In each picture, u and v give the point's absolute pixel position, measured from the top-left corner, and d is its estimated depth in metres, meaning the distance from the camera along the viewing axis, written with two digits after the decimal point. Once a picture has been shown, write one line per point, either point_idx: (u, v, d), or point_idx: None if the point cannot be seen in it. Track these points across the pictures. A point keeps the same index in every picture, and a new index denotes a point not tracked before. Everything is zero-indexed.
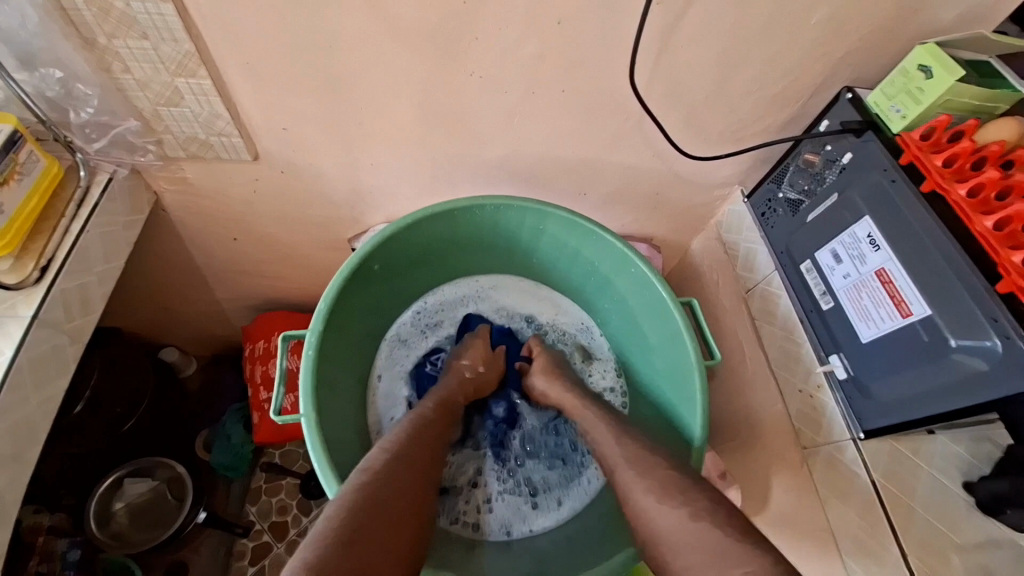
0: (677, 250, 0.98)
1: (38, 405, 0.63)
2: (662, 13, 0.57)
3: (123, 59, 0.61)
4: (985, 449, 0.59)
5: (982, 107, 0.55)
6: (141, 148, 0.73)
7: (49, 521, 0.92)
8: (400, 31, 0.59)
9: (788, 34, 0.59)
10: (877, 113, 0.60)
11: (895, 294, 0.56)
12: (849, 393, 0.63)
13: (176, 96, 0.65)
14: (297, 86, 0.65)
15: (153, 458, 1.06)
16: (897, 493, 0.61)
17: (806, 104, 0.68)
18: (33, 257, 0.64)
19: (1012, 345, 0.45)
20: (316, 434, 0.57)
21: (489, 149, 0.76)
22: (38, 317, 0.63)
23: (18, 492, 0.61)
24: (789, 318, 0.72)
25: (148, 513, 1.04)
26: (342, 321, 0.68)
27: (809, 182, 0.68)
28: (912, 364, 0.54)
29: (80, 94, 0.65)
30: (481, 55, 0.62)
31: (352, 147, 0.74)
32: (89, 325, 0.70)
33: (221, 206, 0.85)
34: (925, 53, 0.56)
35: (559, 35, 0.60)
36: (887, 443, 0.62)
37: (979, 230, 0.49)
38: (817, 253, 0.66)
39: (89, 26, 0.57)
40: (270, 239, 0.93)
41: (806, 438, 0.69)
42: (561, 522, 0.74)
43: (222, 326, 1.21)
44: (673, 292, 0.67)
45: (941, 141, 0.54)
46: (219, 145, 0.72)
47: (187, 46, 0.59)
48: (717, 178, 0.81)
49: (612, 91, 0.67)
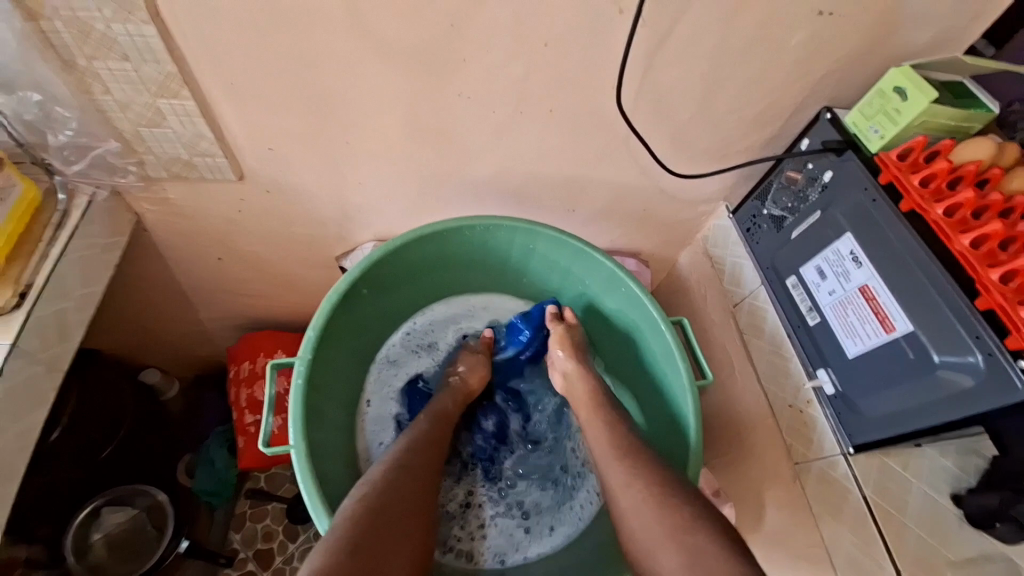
0: (664, 264, 0.99)
1: (10, 438, 0.61)
2: (646, 36, 0.58)
3: (103, 80, 0.60)
4: (973, 461, 0.61)
5: (960, 126, 0.57)
6: (122, 169, 0.71)
7: (24, 554, 0.89)
8: (387, 51, 0.59)
9: (768, 56, 0.61)
10: (855, 133, 0.61)
11: (879, 311, 0.56)
12: (839, 408, 0.63)
13: (158, 118, 0.65)
14: (283, 106, 0.65)
15: (133, 485, 1.02)
16: (889, 507, 0.61)
17: (787, 122, 0.70)
18: (9, 285, 0.62)
19: (994, 362, 0.46)
20: (305, 466, 0.56)
21: (476, 167, 0.76)
22: (13, 345, 0.61)
23: None
24: (777, 333, 0.72)
25: (127, 543, 1.00)
26: (331, 345, 0.67)
27: (792, 200, 0.69)
28: (899, 380, 0.55)
29: (59, 116, 0.64)
30: (468, 74, 0.62)
31: (338, 166, 0.74)
32: (66, 351, 0.68)
33: (205, 226, 0.83)
34: (900, 76, 0.57)
35: (545, 55, 0.60)
36: (877, 456, 0.63)
37: (957, 249, 0.50)
38: (802, 269, 0.67)
39: (68, 48, 0.56)
40: (255, 258, 0.92)
41: (798, 453, 0.69)
42: (553, 548, 0.72)
43: (205, 346, 1.18)
44: (663, 310, 0.67)
45: (920, 162, 0.55)
46: (203, 166, 0.71)
47: (170, 67, 0.58)
48: (702, 194, 0.82)
49: (599, 110, 0.67)
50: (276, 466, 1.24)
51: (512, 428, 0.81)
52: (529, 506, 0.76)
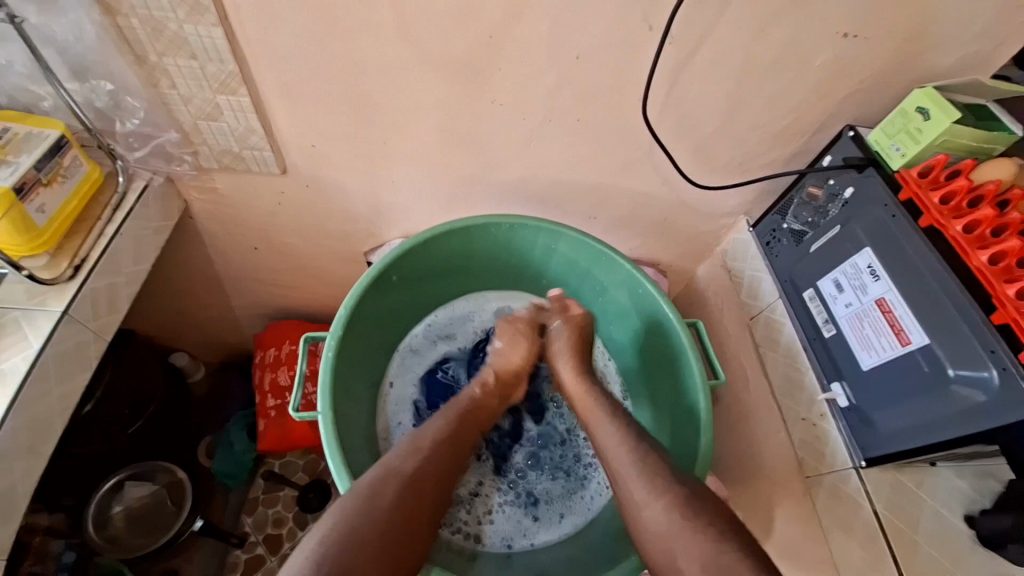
0: (683, 276, 1.00)
1: (57, 398, 0.65)
2: (674, 52, 0.61)
3: (170, 75, 0.65)
4: (987, 485, 0.61)
5: (980, 147, 0.58)
6: (177, 158, 0.77)
7: (46, 520, 0.92)
8: (430, 59, 0.63)
9: (793, 74, 0.63)
10: (877, 150, 0.63)
11: (895, 323, 0.57)
12: (853, 422, 0.64)
13: (215, 111, 0.70)
14: (329, 106, 0.69)
15: (156, 462, 1.06)
16: (901, 525, 0.60)
17: (810, 140, 0.71)
18: (67, 257, 0.67)
19: (1009, 376, 0.47)
20: (334, 434, 0.60)
21: (505, 172, 0.80)
22: (67, 313, 0.66)
23: (29, 483, 0.62)
24: (792, 345, 0.73)
25: (146, 517, 1.03)
26: (360, 327, 0.71)
27: (813, 214, 0.71)
28: (914, 394, 0.55)
29: (128, 106, 0.69)
30: (503, 83, 0.66)
31: (375, 165, 0.78)
32: (112, 323, 0.73)
33: (246, 216, 0.88)
34: (922, 96, 0.59)
35: (578, 68, 0.64)
36: (891, 474, 0.62)
37: (975, 264, 0.51)
38: (819, 281, 0.68)
39: (142, 44, 0.62)
40: (289, 249, 0.96)
41: (810, 467, 0.69)
42: (561, 537, 0.74)
43: (233, 333, 1.23)
44: (679, 313, 0.70)
45: (940, 179, 0.57)
46: (250, 159, 0.76)
47: (231, 66, 0.64)
48: (723, 207, 0.83)
49: (626, 122, 0.70)
50: (291, 455, 1.28)
51: (526, 422, 0.83)
52: (538, 496, 0.77)
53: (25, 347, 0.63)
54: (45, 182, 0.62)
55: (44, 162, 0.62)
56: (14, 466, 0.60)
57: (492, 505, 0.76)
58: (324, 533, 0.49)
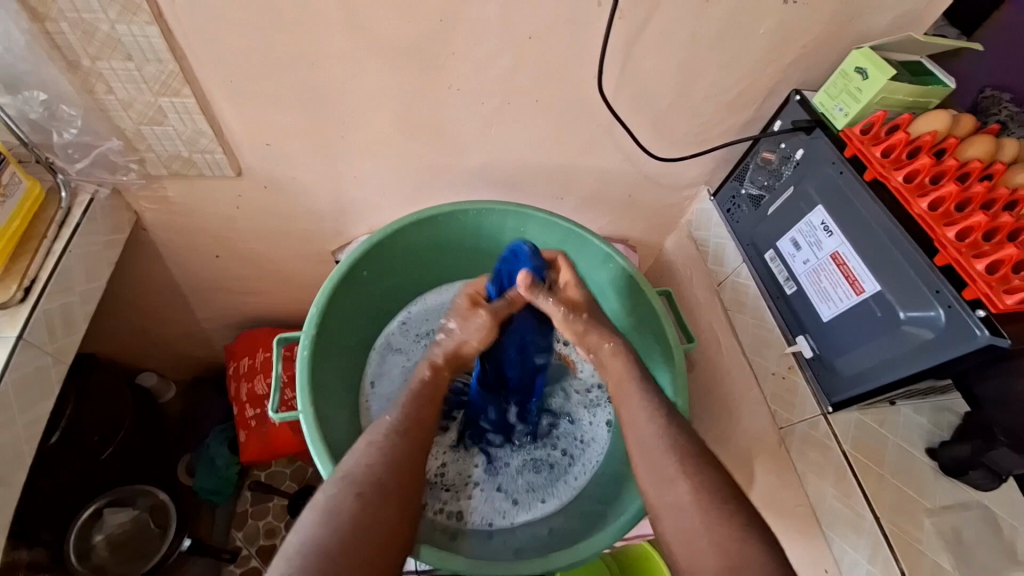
0: (652, 249, 1.03)
1: (23, 428, 0.63)
2: (626, 27, 0.62)
3: (107, 80, 0.62)
4: (946, 418, 0.66)
5: (916, 102, 0.62)
6: (123, 167, 0.73)
7: (26, 556, 0.87)
8: (379, 48, 0.62)
9: (739, 43, 0.65)
10: (823, 112, 0.66)
11: (850, 274, 0.61)
12: (818, 371, 0.67)
13: (159, 115, 0.67)
14: (281, 104, 0.67)
15: (136, 485, 1.02)
16: (867, 461, 0.64)
17: (760, 107, 0.74)
18: (15, 278, 0.64)
19: (955, 313, 0.50)
20: (314, 431, 0.60)
21: (467, 158, 0.79)
22: (22, 338, 0.63)
23: (4, 517, 0.60)
24: (758, 306, 0.76)
25: (129, 544, 0.99)
26: (336, 326, 0.71)
27: (768, 178, 0.74)
28: (872, 337, 0.59)
29: (64, 115, 0.66)
30: (459, 67, 0.65)
31: (334, 161, 0.76)
32: (71, 346, 0.70)
33: (203, 224, 0.85)
34: (860, 57, 0.62)
35: (530, 48, 0.64)
36: (856, 416, 0.66)
37: (917, 211, 0.55)
38: (778, 242, 0.71)
39: (73, 49, 0.58)
40: (252, 255, 0.93)
41: (782, 418, 0.72)
42: (542, 516, 0.75)
43: (202, 348, 1.19)
44: (649, 284, 0.72)
45: (880, 134, 0.60)
46: (202, 163, 0.73)
47: (171, 65, 0.61)
48: (684, 179, 0.86)
49: (584, 99, 0.71)
50: (277, 464, 1.25)
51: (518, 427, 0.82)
52: (516, 482, 0.79)
53: None
54: None
55: None
56: None
57: (472, 486, 0.78)
58: (292, 546, 0.48)
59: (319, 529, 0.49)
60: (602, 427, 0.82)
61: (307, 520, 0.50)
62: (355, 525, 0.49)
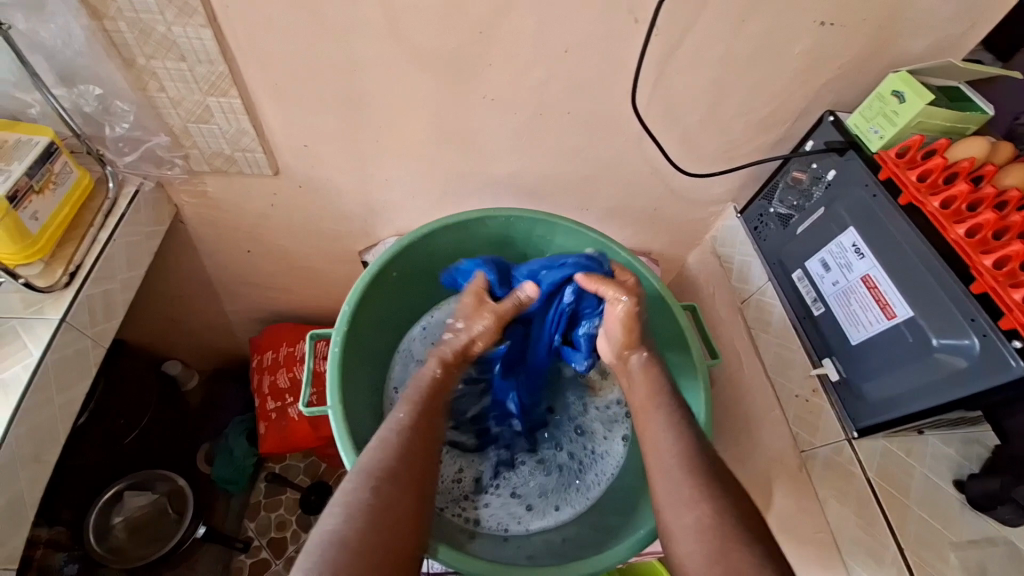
0: (674, 263, 1.02)
1: (60, 407, 0.65)
2: (660, 43, 0.63)
3: (159, 78, 0.65)
4: (975, 450, 0.65)
5: (954, 127, 0.61)
6: (167, 161, 0.77)
7: (47, 534, 0.90)
8: (419, 56, 0.64)
9: (774, 63, 0.65)
10: (857, 134, 0.65)
11: (881, 298, 0.60)
12: (844, 394, 0.66)
13: (206, 114, 0.70)
14: (321, 107, 0.70)
15: (157, 470, 1.04)
16: (892, 490, 0.63)
17: (792, 126, 0.74)
18: (62, 264, 0.67)
19: (990, 342, 0.49)
20: (342, 425, 0.61)
21: (496, 166, 0.80)
22: (65, 321, 0.65)
23: (37, 492, 0.62)
24: (783, 326, 0.75)
25: (147, 527, 1.01)
26: (364, 325, 0.72)
27: (799, 198, 0.74)
28: (902, 363, 0.58)
29: (117, 110, 0.69)
30: (495, 77, 0.67)
31: (367, 163, 0.78)
32: (109, 330, 0.73)
33: (238, 219, 0.88)
34: (899, 81, 0.61)
35: (565, 61, 0.65)
36: (881, 442, 0.65)
37: (952, 237, 0.54)
38: (807, 263, 0.71)
39: (131, 48, 0.61)
40: (281, 251, 0.96)
41: (804, 441, 0.71)
42: (555, 525, 0.75)
43: (227, 339, 1.22)
44: (675, 297, 0.72)
45: (916, 158, 0.59)
46: (242, 161, 0.76)
47: (221, 66, 0.64)
48: (711, 195, 0.86)
49: (615, 111, 0.72)
50: (292, 458, 1.27)
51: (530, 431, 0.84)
52: (529, 486, 0.80)
53: (26, 356, 0.62)
54: (37, 190, 0.62)
55: (36, 169, 0.61)
56: (21, 475, 0.60)
57: (485, 487, 0.79)
58: (317, 541, 0.48)
59: (343, 523, 0.49)
60: (618, 441, 0.81)
61: (330, 515, 0.51)
62: (378, 521, 0.50)
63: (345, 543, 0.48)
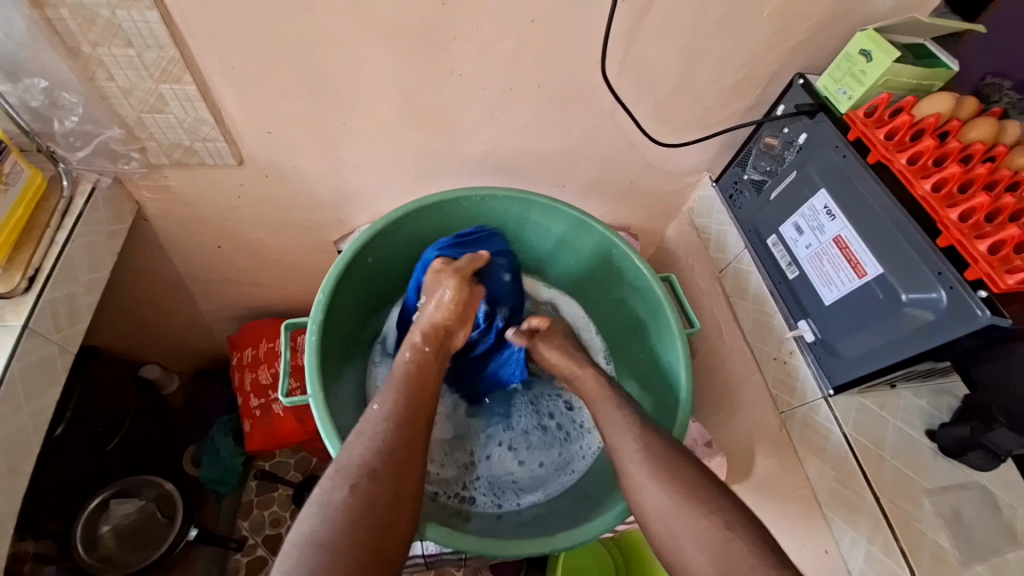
0: (653, 237, 1.03)
1: (31, 416, 0.63)
2: (629, 12, 0.62)
3: (107, 66, 0.62)
4: (945, 400, 0.67)
5: (920, 84, 0.62)
6: (124, 156, 0.73)
7: (33, 548, 0.88)
8: (383, 35, 0.62)
9: (743, 26, 0.65)
10: (826, 96, 0.66)
11: (852, 258, 0.61)
12: (819, 353, 0.68)
13: (161, 103, 0.67)
14: (282, 90, 0.67)
15: (142, 476, 1.03)
16: (868, 444, 0.64)
17: (762, 92, 0.74)
18: (19, 268, 0.64)
19: (956, 294, 0.51)
20: (324, 415, 0.60)
21: (470, 145, 0.79)
22: (28, 326, 0.63)
23: (14, 504, 0.60)
24: (760, 291, 0.76)
25: (136, 533, 1.00)
26: (342, 313, 0.71)
27: (771, 163, 0.74)
28: (875, 319, 0.59)
29: (65, 103, 0.66)
30: (462, 52, 0.65)
31: (336, 148, 0.76)
32: (76, 335, 0.70)
33: (205, 214, 0.85)
34: (865, 40, 0.62)
35: (534, 33, 0.63)
36: (856, 398, 0.67)
37: (919, 194, 0.55)
38: (781, 227, 0.72)
39: (73, 35, 0.58)
40: (254, 245, 0.93)
41: (783, 402, 0.73)
42: (548, 497, 0.76)
43: (205, 339, 1.19)
44: (653, 270, 0.73)
45: (883, 117, 0.60)
46: (203, 151, 0.73)
47: (172, 52, 0.60)
48: (686, 166, 0.86)
49: (587, 83, 0.70)
50: (282, 454, 1.26)
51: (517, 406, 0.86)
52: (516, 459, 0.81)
53: None
54: None
55: None
56: None
57: (471, 468, 0.79)
58: (296, 542, 0.45)
59: (322, 523, 0.46)
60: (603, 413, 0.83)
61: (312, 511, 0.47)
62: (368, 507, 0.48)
63: (324, 544, 0.44)
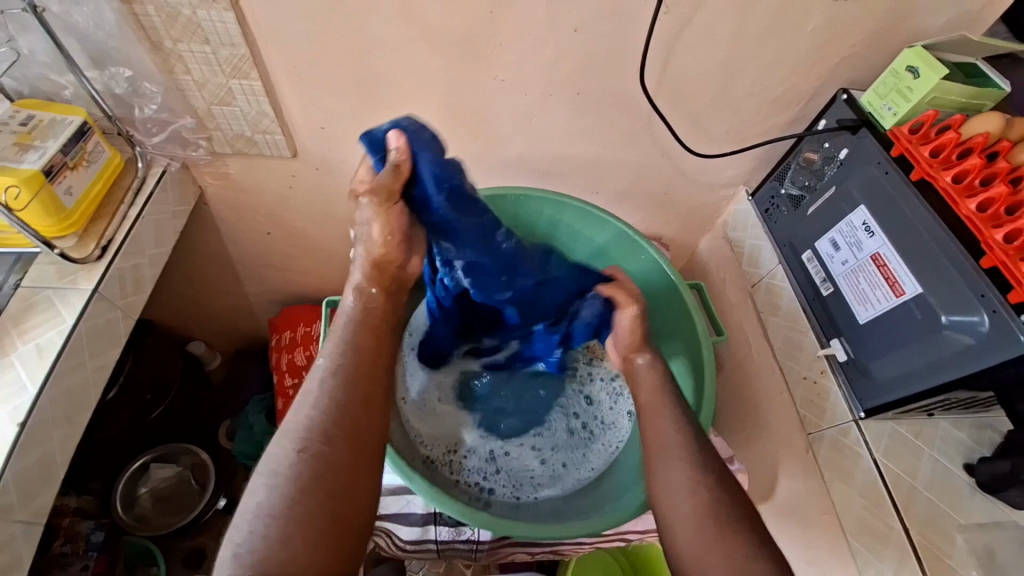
0: (685, 249, 1.02)
1: (92, 371, 0.69)
2: (670, 22, 0.63)
3: (185, 61, 0.68)
4: (988, 435, 0.64)
5: (970, 103, 0.60)
6: (193, 143, 0.80)
7: (73, 504, 0.95)
8: (432, 38, 0.65)
9: (786, 39, 0.65)
10: (870, 112, 0.65)
11: (891, 276, 0.60)
12: (850, 374, 0.66)
13: (228, 96, 0.73)
14: (336, 87, 0.72)
15: (181, 444, 1.10)
16: (900, 472, 0.62)
17: (805, 106, 0.73)
18: (94, 239, 0.71)
19: (999, 318, 0.49)
20: None
21: (508, 147, 0.81)
22: (97, 291, 0.69)
23: (69, 452, 0.66)
24: (792, 308, 0.75)
25: (170, 496, 1.07)
26: None
27: (810, 178, 0.73)
28: (910, 340, 0.58)
29: (145, 92, 0.73)
30: (505, 57, 0.68)
31: None
32: (139, 303, 0.77)
33: (258, 201, 0.91)
34: (912, 56, 0.61)
35: (575, 40, 0.66)
36: (889, 424, 0.64)
37: (964, 213, 0.53)
38: (817, 243, 0.71)
39: (158, 31, 0.65)
40: (299, 233, 0.99)
41: (811, 423, 0.71)
42: (565, 492, 0.77)
43: (247, 321, 1.26)
44: (682, 277, 0.74)
45: (929, 134, 0.59)
46: (261, 143, 0.79)
47: (243, 49, 0.66)
48: (722, 178, 0.85)
49: (624, 91, 0.72)
50: None
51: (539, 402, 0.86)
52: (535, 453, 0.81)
53: (59, 322, 0.66)
54: (71, 166, 0.66)
55: (70, 146, 0.65)
56: (53, 433, 0.63)
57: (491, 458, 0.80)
58: (249, 509, 0.45)
59: (274, 489, 0.45)
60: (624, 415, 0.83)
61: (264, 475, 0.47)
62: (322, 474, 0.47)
63: (276, 513, 0.44)
